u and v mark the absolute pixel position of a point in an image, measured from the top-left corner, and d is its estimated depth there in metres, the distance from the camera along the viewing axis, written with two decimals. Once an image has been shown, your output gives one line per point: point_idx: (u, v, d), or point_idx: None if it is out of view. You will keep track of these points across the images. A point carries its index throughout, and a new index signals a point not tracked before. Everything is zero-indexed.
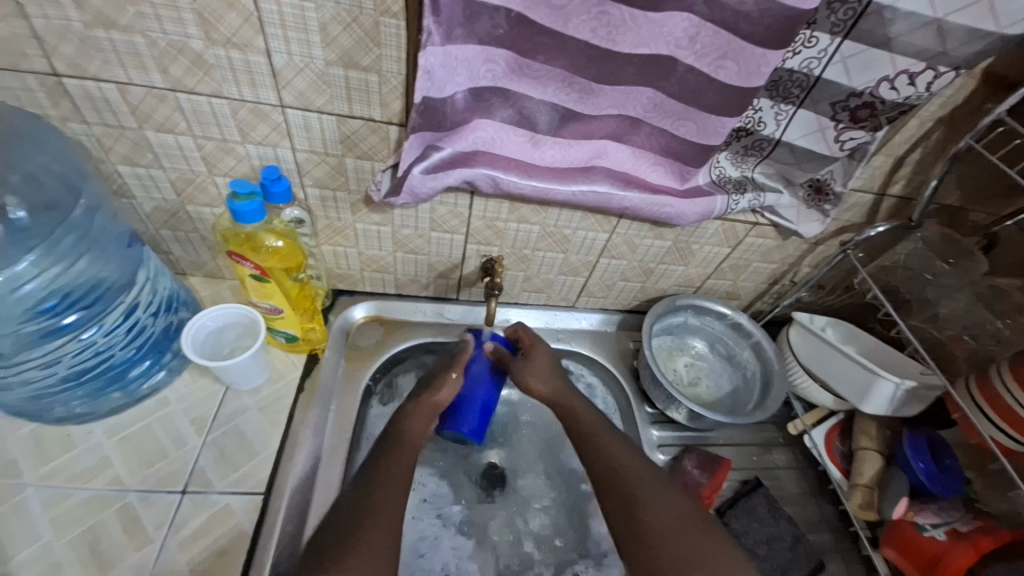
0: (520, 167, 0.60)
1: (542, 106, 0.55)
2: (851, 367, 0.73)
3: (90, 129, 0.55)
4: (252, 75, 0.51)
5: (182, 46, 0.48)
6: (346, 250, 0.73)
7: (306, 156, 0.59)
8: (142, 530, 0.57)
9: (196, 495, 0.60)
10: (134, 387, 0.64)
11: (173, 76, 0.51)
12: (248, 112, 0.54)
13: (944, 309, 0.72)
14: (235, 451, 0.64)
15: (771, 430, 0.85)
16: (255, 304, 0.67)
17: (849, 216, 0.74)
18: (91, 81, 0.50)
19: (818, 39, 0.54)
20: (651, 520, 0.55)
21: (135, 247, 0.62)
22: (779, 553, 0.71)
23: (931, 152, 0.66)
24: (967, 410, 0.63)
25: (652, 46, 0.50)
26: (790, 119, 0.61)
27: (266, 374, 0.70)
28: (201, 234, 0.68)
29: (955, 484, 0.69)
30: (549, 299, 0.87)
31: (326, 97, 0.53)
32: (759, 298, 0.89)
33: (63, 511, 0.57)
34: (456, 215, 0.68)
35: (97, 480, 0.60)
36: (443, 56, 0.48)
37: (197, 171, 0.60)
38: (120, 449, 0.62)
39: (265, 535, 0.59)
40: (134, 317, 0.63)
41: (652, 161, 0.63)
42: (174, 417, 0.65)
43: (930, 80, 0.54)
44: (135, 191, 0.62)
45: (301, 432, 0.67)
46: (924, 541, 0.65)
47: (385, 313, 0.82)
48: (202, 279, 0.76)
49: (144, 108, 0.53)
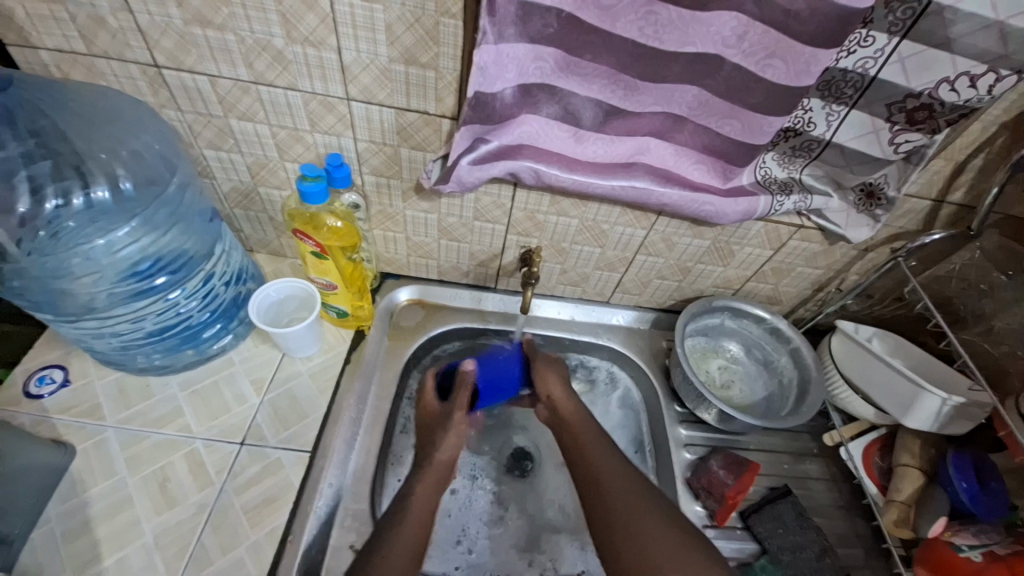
0: (562, 161, 0.63)
1: (587, 101, 0.58)
2: (894, 380, 0.71)
3: (183, 115, 0.62)
4: (323, 70, 0.56)
5: (266, 43, 0.54)
6: (395, 235, 0.78)
7: (366, 146, 0.64)
8: (205, 473, 0.64)
9: (252, 447, 0.67)
10: (205, 347, 0.72)
11: (256, 70, 0.57)
12: (318, 104, 0.60)
13: (999, 323, 0.69)
14: (287, 412, 0.70)
15: (806, 439, 0.84)
16: (313, 280, 0.73)
17: (902, 223, 0.72)
18: (186, 73, 0.57)
19: (875, 39, 0.53)
20: (621, 521, 0.59)
21: (215, 222, 0.69)
22: (804, 561, 0.70)
23: (994, 158, 0.63)
24: (1016, 429, 0.61)
25: (699, 45, 0.52)
26: (842, 120, 0.60)
27: (318, 345, 0.76)
28: (268, 215, 0.75)
29: (999, 507, 0.66)
30: (585, 293, 0.89)
31: (386, 91, 0.58)
32: (802, 304, 0.88)
33: (139, 450, 0.65)
34: (498, 205, 0.72)
35: (169, 426, 0.67)
36: (496, 53, 0.51)
37: (270, 156, 0.66)
38: (190, 401, 0.70)
39: (310, 488, 0.65)
40: (210, 284, 0.70)
41: (694, 159, 0.64)
42: (237, 377, 0.72)
43: (992, 83, 0.52)
44: (216, 172, 0.69)
45: (345, 401, 0.72)
46: (959, 561, 0.63)
47: (426, 297, 0.87)
48: (266, 256, 0.83)
49: (229, 99, 0.60)
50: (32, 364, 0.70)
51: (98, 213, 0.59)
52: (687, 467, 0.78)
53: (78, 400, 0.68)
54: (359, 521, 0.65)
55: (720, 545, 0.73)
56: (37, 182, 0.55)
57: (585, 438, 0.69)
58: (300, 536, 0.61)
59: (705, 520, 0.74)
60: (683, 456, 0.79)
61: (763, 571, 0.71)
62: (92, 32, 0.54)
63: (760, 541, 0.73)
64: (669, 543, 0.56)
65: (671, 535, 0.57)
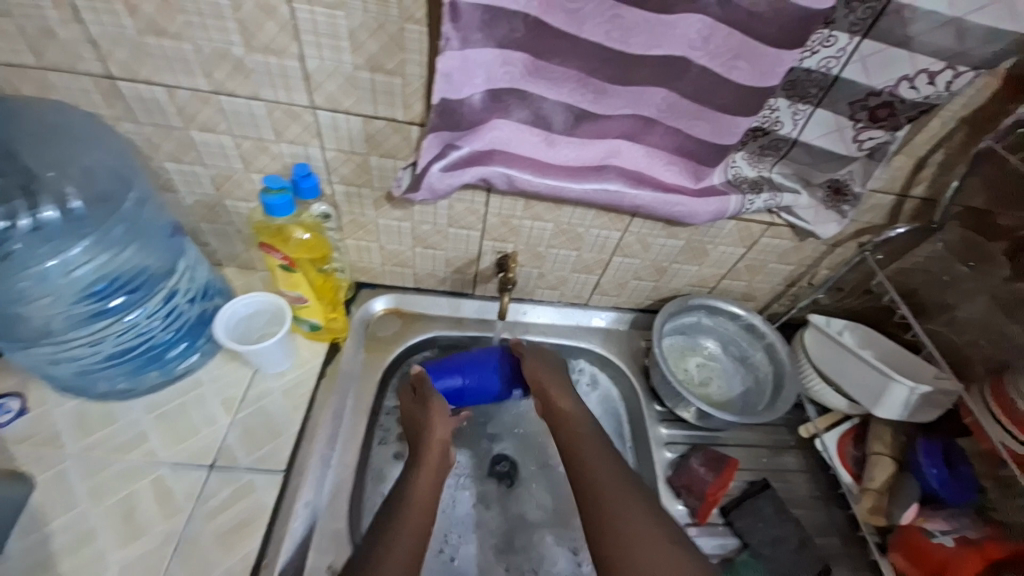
0: (534, 166, 0.62)
1: (557, 105, 0.57)
2: (867, 371, 0.73)
3: (140, 128, 0.59)
4: (286, 78, 0.54)
5: (225, 52, 0.52)
6: (368, 244, 0.76)
7: (334, 154, 0.62)
8: (173, 500, 0.62)
9: (222, 471, 0.64)
10: (170, 368, 0.69)
11: (216, 80, 0.55)
12: (282, 113, 0.58)
13: (961, 314, 0.72)
14: (259, 431, 0.68)
15: (784, 432, 0.85)
16: (283, 293, 0.71)
17: (868, 218, 0.73)
18: (142, 84, 0.55)
19: (837, 38, 0.54)
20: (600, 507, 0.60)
21: (176, 237, 0.66)
22: (784, 554, 0.71)
23: (953, 154, 0.65)
24: (981, 416, 0.64)
25: (666, 48, 0.52)
26: (807, 119, 0.61)
27: (290, 360, 0.74)
28: (235, 228, 0.73)
29: (967, 492, 0.68)
30: (563, 296, 0.89)
31: (352, 98, 0.56)
32: (776, 300, 0.89)
33: (104, 479, 0.62)
34: (472, 212, 0.71)
35: (133, 453, 0.64)
36: (462, 59, 0.51)
37: (234, 168, 0.64)
38: (156, 425, 0.67)
39: (285, 509, 0.63)
40: (173, 302, 0.67)
41: (666, 160, 0.64)
42: (205, 397, 0.70)
43: (950, 79, 0.54)
44: (178, 186, 0.66)
45: (320, 417, 0.70)
46: (931, 548, 0.65)
47: (403, 306, 0.85)
48: (235, 270, 0.80)
49: (188, 110, 0.57)
50: None
51: (47, 235, 0.56)
52: (668, 466, 0.79)
53: (36, 430, 0.65)
54: (338, 541, 0.63)
55: (703, 542, 0.74)
56: None
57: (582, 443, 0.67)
58: (276, 560, 0.59)
59: (687, 518, 0.75)
60: (665, 455, 0.80)
61: (744, 566, 0.71)
62: (39, 44, 0.51)
63: (742, 536, 0.74)
64: (654, 548, 0.55)
65: (656, 541, 0.56)
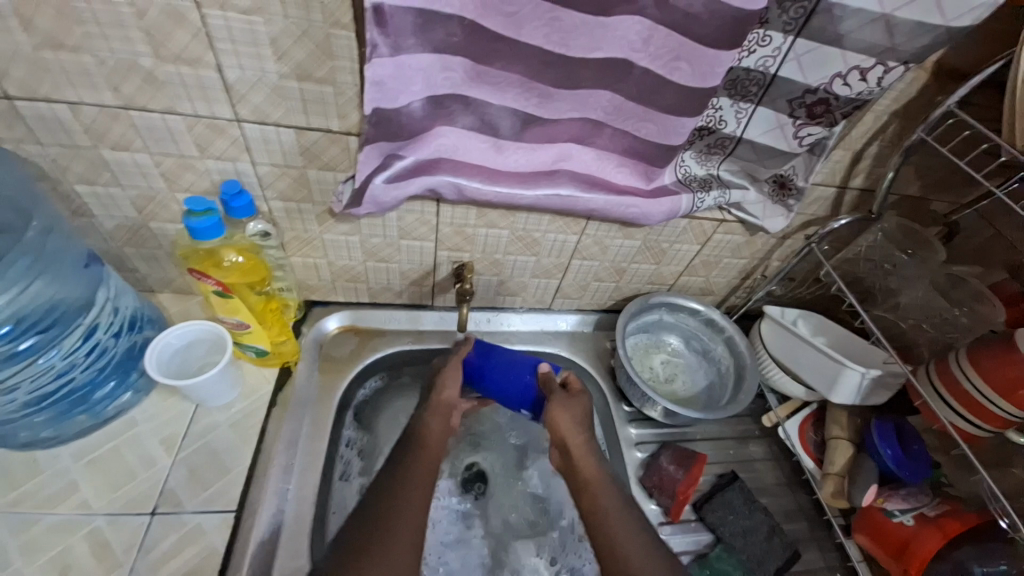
0: (483, 173, 0.60)
1: (502, 111, 0.56)
2: (820, 359, 0.75)
3: (44, 149, 0.54)
4: (205, 90, 0.50)
5: (132, 63, 0.48)
6: (316, 261, 0.72)
7: (268, 169, 0.58)
8: (111, 554, 0.56)
9: (165, 516, 0.59)
10: (99, 409, 0.63)
11: (125, 94, 0.50)
12: (205, 128, 0.54)
13: (905, 299, 0.74)
14: (206, 469, 0.63)
15: (748, 423, 0.87)
16: (222, 320, 0.66)
17: (814, 210, 0.75)
18: (41, 101, 0.50)
19: (772, 38, 0.55)
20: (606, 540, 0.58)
21: (93, 267, 0.61)
22: (755, 544, 0.72)
23: (887, 145, 0.67)
24: (929, 398, 0.65)
25: (607, 50, 0.51)
26: (750, 117, 0.62)
27: (237, 390, 0.69)
28: (166, 251, 0.67)
29: (922, 468, 0.70)
30: (525, 302, 0.87)
31: (282, 109, 0.53)
32: (732, 293, 0.90)
33: (30, 537, 0.56)
34: (424, 222, 0.68)
35: (63, 505, 0.59)
36: (395, 65, 0.48)
37: (157, 188, 0.59)
38: (87, 472, 0.61)
39: (239, 553, 0.58)
40: (95, 339, 0.61)
41: (616, 162, 0.63)
42: (142, 438, 0.64)
43: (881, 75, 0.55)
44: (94, 210, 0.61)
45: (274, 448, 0.66)
46: (894, 528, 0.67)
47: (359, 322, 0.82)
48: (171, 295, 0.75)
49: (97, 127, 0.52)
50: None
51: None
52: (639, 466, 0.79)
53: None
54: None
55: (677, 540, 0.73)
56: None
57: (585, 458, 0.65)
58: None
59: (661, 518, 0.75)
60: (635, 456, 0.79)
61: (718, 560, 0.71)
62: None
63: (714, 530, 0.74)
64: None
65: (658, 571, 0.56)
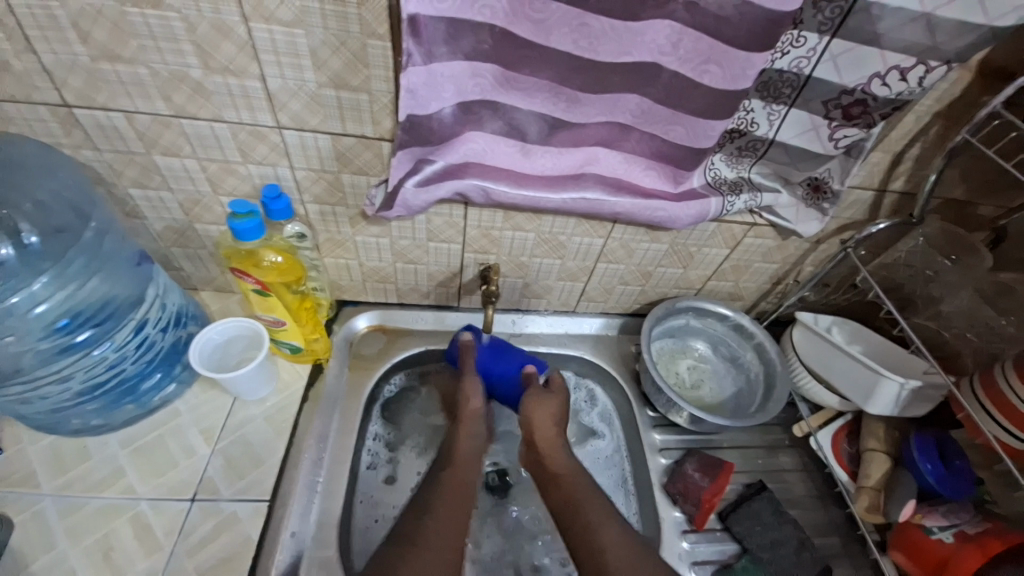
0: (510, 177, 0.61)
1: (530, 116, 0.56)
2: (855, 368, 0.72)
3: (102, 155, 0.58)
4: (248, 98, 0.53)
5: (182, 75, 0.51)
6: (348, 262, 0.74)
7: (304, 173, 0.61)
8: (154, 537, 0.60)
9: (204, 503, 0.62)
10: (146, 399, 0.67)
11: (176, 103, 0.53)
12: (247, 134, 0.56)
13: (947, 307, 0.72)
14: (242, 460, 0.66)
15: (778, 432, 0.84)
16: (259, 317, 0.69)
17: (850, 214, 0.73)
18: (101, 111, 0.53)
19: (807, 38, 0.54)
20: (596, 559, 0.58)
21: (144, 266, 0.65)
22: (783, 557, 0.70)
23: (929, 147, 0.65)
24: (972, 412, 0.63)
25: (636, 55, 0.51)
26: (782, 119, 0.61)
27: (272, 385, 0.72)
28: (209, 251, 0.71)
29: (964, 486, 0.67)
30: (551, 304, 0.87)
31: (319, 117, 0.55)
32: (763, 298, 0.88)
33: (81, 518, 0.60)
34: (452, 225, 0.70)
35: (111, 489, 0.62)
36: (427, 73, 0.50)
37: (202, 192, 0.62)
38: (133, 459, 0.65)
39: (270, 541, 0.61)
40: (143, 333, 0.65)
41: (644, 166, 0.63)
42: (183, 428, 0.68)
43: (922, 75, 0.53)
44: (145, 212, 0.64)
45: (305, 442, 0.69)
46: (931, 543, 0.65)
47: (388, 322, 0.84)
48: (212, 293, 0.78)
49: (150, 134, 0.56)
50: None
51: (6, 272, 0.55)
52: (663, 472, 0.78)
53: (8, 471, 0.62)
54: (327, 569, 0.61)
55: (702, 549, 0.72)
56: None
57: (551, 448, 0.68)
58: None
59: (685, 525, 0.74)
60: (659, 461, 0.79)
61: (745, 572, 0.70)
62: None
63: (740, 540, 0.72)
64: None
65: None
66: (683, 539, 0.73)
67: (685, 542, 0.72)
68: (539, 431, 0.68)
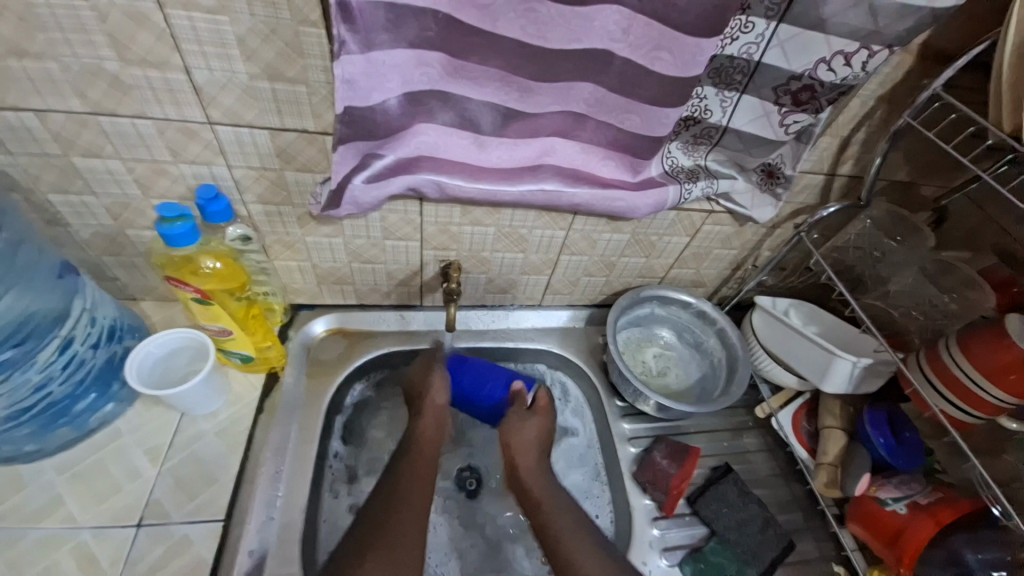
0: (465, 171, 0.59)
1: (482, 106, 0.54)
2: (811, 349, 0.74)
3: (15, 159, 0.52)
4: (174, 93, 0.49)
5: (97, 68, 0.46)
6: (300, 264, 0.71)
7: (244, 172, 0.57)
8: (98, 568, 0.56)
9: (153, 527, 0.59)
10: (82, 421, 0.62)
11: (93, 100, 0.49)
12: (177, 132, 0.52)
13: (894, 287, 0.74)
14: (194, 479, 0.62)
15: (742, 414, 0.86)
16: (203, 327, 0.65)
17: (803, 198, 0.75)
18: (6, 109, 0.48)
19: (754, 24, 0.54)
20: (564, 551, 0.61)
21: (66, 278, 0.60)
22: (750, 536, 0.72)
23: (875, 130, 0.66)
24: (919, 385, 0.65)
25: (586, 42, 0.50)
26: (735, 106, 0.61)
27: (223, 397, 0.68)
28: (145, 258, 0.66)
29: (916, 457, 0.70)
30: (515, 299, 0.86)
31: (255, 111, 0.51)
32: (724, 284, 0.90)
33: (13, 555, 0.55)
34: (408, 221, 0.67)
35: (46, 520, 0.58)
36: (367, 63, 0.47)
37: (132, 195, 0.58)
38: (71, 486, 0.60)
39: (227, 562, 0.58)
40: (71, 350, 0.60)
41: (601, 155, 0.62)
42: (127, 449, 0.63)
43: (866, 60, 0.54)
44: (70, 220, 0.59)
45: (262, 455, 0.65)
46: (887, 515, 0.67)
47: (347, 325, 0.80)
48: (154, 303, 0.73)
49: (66, 135, 0.51)
50: None
51: None
52: (633, 461, 0.78)
53: None
54: None
55: (672, 534, 0.73)
56: None
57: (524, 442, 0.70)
58: None
59: (655, 512, 0.74)
60: (629, 451, 0.79)
61: (714, 554, 0.71)
62: None
63: (708, 523, 0.73)
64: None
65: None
66: (653, 527, 0.73)
67: (656, 529, 0.73)
68: (515, 440, 0.70)
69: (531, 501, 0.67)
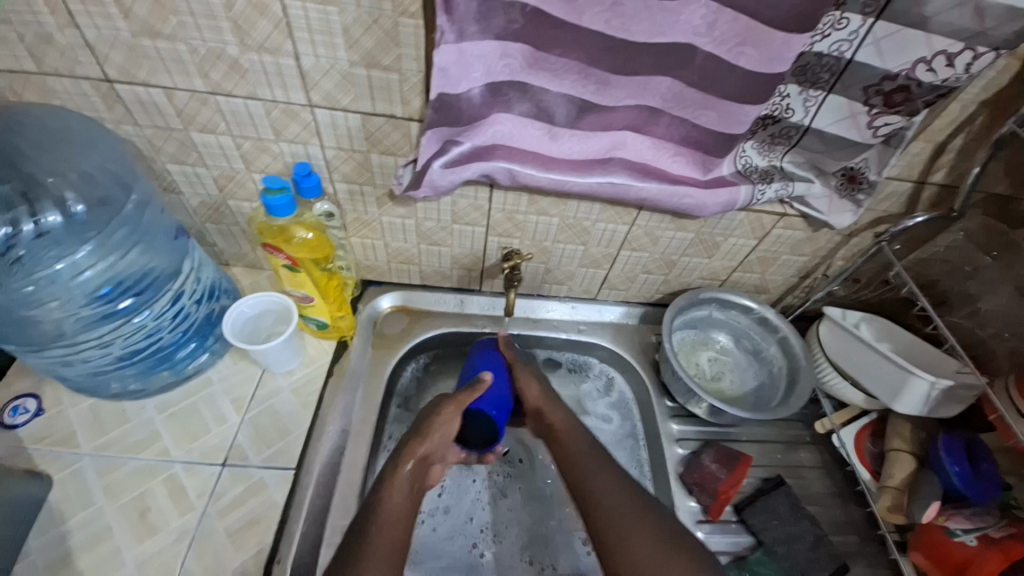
0: (538, 160, 0.61)
1: (559, 98, 0.56)
2: (883, 366, 0.71)
3: (142, 131, 0.60)
4: (282, 76, 0.54)
5: (220, 52, 0.52)
6: (373, 242, 0.76)
7: (334, 153, 0.62)
8: (186, 498, 0.63)
9: (234, 468, 0.65)
10: (181, 368, 0.70)
11: (213, 80, 0.55)
12: (280, 113, 0.58)
13: (985, 305, 0.70)
14: (269, 430, 0.69)
15: (799, 428, 0.83)
16: (288, 293, 0.71)
17: (885, 207, 0.71)
18: (140, 86, 0.55)
19: (849, 20, 0.52)
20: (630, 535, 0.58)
21: (180, 239, 0.67)
22: (799, 552, 0.70)
23: (975, 137, 0.62)
24: (1005, 412, 0.61)
25: (669, 36, 0.50)
26: (819, 105, 0.59)
27: (298, 359, 0.75)
28: (240, 227, 0.73)
29: (992, 490, 0.65)
30: (571, 291, 0.87)
31: (350, 96, 0.56)
32: (790, 292, 0.87)
33: (118, 478, 0.63)
34: (476, 208, 0.70)
35: (146, 451, 0.66)
36: (458, 53, 0.50)
37: (236, 168, 0.64)
38: (167, 424, 0.68)
39: (294, 509, 0.63)
40: (181, 303, 0.68)
41: (673, 152, 0.62)
42: (215, 397, 0.71)
43: (970, 61, 0.51)
44: (182, 188, 0.67)
45: (330, 416, 0.71)
46: (954, 547, 0.64)
47: (411, 303, 0.85)
48: (243, 269, 0.81)
49: (188, 111, 0.57)
50: (4, 395, 0.68)
51: (52, 240, 0.57)
52: (679, 462, 0.77)
53: (52, 429, 0.66)
54: None
55: (716, 540, 0.72)
56: (8, 203, 0.55)
57: (591, 470, 0.65)
58: (286, 557, 0.60)
59: (700, 515, 0.74)
60: (676, 452, 0.78)
61: (757, 564, 0.70)
62: (40, 50, 0.52)
63: (755, 534, 0.72)
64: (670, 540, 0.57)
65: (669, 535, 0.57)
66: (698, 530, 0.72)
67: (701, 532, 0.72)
68: (533, 396, 0.75)
69: (574, 469, 0.67)
